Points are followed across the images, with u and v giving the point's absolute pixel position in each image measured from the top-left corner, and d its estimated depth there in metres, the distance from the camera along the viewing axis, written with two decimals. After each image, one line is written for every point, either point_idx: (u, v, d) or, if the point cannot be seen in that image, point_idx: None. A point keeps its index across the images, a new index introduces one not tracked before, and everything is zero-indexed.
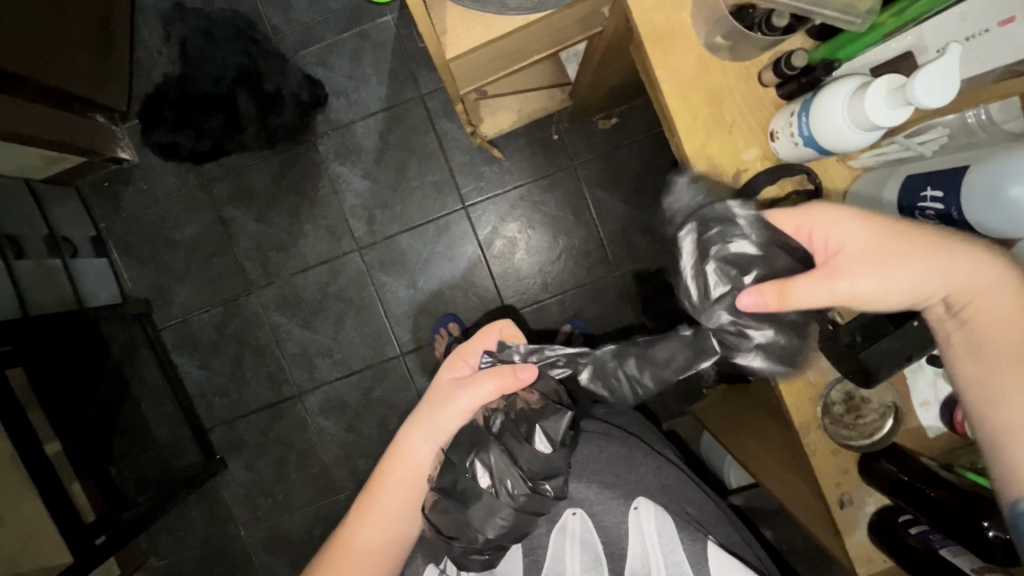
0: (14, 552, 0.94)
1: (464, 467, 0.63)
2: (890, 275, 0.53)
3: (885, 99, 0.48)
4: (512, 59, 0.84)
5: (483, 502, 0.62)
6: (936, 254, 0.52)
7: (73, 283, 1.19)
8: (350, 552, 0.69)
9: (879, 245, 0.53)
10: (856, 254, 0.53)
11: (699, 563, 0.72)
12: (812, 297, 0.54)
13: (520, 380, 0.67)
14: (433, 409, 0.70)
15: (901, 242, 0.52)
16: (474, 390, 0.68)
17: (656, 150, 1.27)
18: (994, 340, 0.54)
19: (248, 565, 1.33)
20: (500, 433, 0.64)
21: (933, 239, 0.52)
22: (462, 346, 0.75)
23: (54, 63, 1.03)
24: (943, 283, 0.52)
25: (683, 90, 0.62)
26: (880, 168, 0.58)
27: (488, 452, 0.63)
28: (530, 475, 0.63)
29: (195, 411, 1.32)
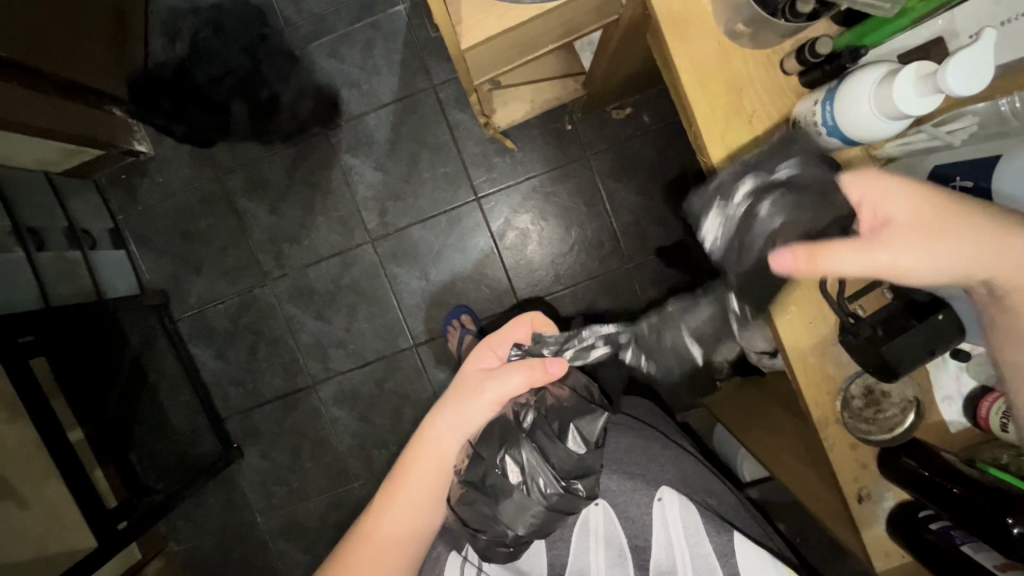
0: (40, 536, 0.97)
1: (495, 464, 0.67)
2: (940, 252, 0.49)
3: (914, 86, 0.47)
4: (527, 48, 0.83)
5: (515, 499, 0.67)
6: (988, 235, 0.48)
7: (93, 275, 1.21)
8: (371, 545, 0.69)
9: (934, 218, 0.49)
10: (906, 225, 0.49)
11: (725, 556, 0.71)
12: (852, 266, 0.49)
13: (550, 373, 0.68)
14: (461, 401, 0.70)
15: (955, 218, 0.48)
16: (506, 383, 0.68)
17: (670, 140, 1.25)
18: None
19: (264, 552, 1.36)
20: (531, 431, 0.69)
21: (987, 219, 0.48)
22: (491, 335, 0.75)
23: (71, 56, 1.04)
24: (991, 263, 0.49)
25: (703, 79, 0.61)
26: (905, 158, 0.57)
27: (522, 450, 0.67)
28: (560, 474, 0.68)
29: (212, 400, 1.34)
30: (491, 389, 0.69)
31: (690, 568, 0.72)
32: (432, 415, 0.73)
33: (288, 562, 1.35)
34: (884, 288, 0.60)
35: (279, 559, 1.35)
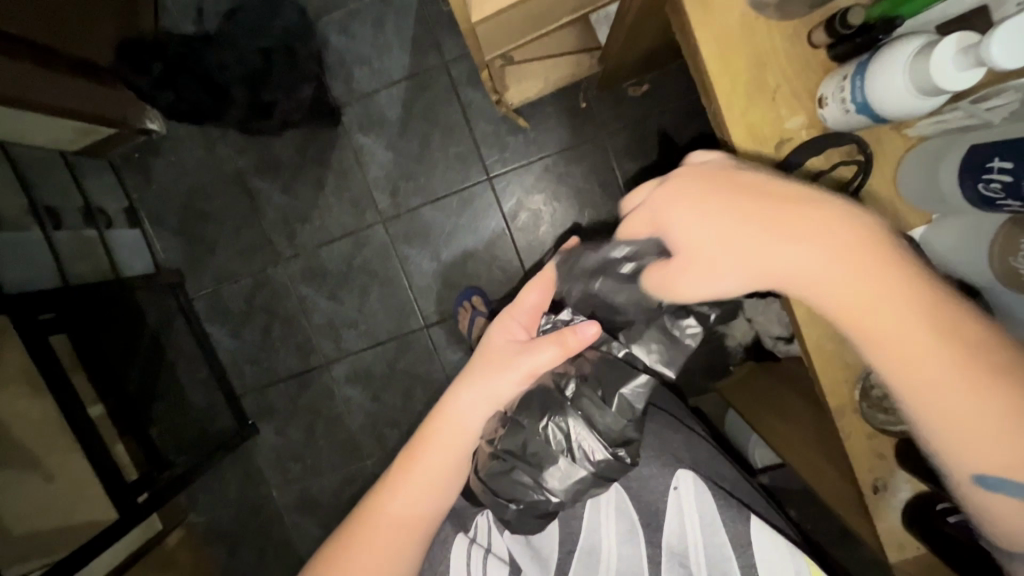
0: (65, 506, 1.01)
1: (534, 431, 0.64)
2: (770, 266, 0.48)
3: (954, 59, 0.43)
4: (540, 21, 0.80)
5: (558, 466, 0.64)
6: (814, 254, 0.47)
7: (109, 254, 1.22)
8: (385, 523, 0.67)
9: (727, 238, 0.49)
10: (716, 235, 0.50)
11: (741, 546, 0.68)
12: (691, 272, 0.51)
13: (582, 340, 0.61)
14: (488, 371, 0.67)
15: (774, 230, 0.48)
16: (536, 354, 0.63)
17: (689, 118, 1.21)
18: (890, 340, 0.46)
19: (280, 525, 1.39)
20: (573, 399, 0.64)
21: (808, 237, 0.47)
22: (513, 302, 0.69)
23: (82, 34, 1.04)
24: (809, 277, 0.48)
25: (725, 52, 0.58)
26: (940, 136, 0.53)
27: (563, 416, 0.64)
28: (608, 443, 0.64)
29: (228, 377, 1.36)
30: (520, 360, 0.64)
31: (704, 557, 0.69)
32: (455, 387, 0.70)
33: (303, 535, 1.39)
34: None
35: (294, 532, 1.39)
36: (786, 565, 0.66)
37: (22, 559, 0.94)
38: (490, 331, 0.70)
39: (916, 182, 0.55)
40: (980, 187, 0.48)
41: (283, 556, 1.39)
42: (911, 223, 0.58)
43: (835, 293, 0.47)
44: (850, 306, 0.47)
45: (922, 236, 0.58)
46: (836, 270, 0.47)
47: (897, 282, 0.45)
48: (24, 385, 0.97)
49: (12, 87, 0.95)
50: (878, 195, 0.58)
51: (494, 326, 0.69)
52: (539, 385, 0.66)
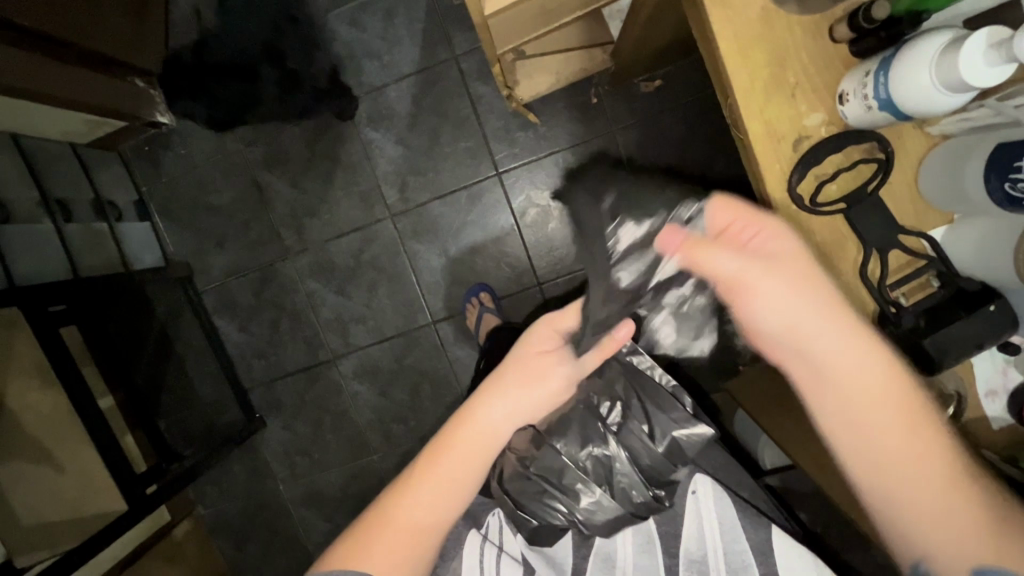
0: (76, 498, 1.02)
1: (573, 458, 0.73)
2: (781, 311, 0.53)
3: (984, 55, 0.42)
4: (553, 15, 0.79)
5: (592, 495, 0.73)
6: (818, 320, 0.53)
7: (120, 246, 1.22)
8: (396, 528, 0.63)
9: (780, 281, 0.52)
10: (761, 272, 0.53)
11: (762, 553, 0.68)
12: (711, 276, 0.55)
13: (620, 339, 0.69)
14: (523, 386, 0.68)
15: (802, 290, 0.52)
16: (579, 360, 0.70)
17: (702, 115, 1.20)
18: (868, 413, 0.53)
19: (287, 519, 1.40)
20: (618, 430, 0.74)
21: (815, 307, 0.52)
22: (552, 313, 0.71)
23: (94, 27, 1.04)
24: (821, 337, 0.53)
25: (743, 47, 0.56)
26: (965, 135, 0.52)
27: (608, 446, 0.73)
28: (647, 482, 0.73)
29: (236, 371, 1.37)
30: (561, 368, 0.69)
31: (722, 563, 0.69)
32: (482, 395, 0.68)
33: (309, 529, 1.39)
34: (930, 276, 0.57)
35: (300, 526, 1.39)
36: (809, 572, 0.66)
37: (31, 548, 0.96)
38: (523, 341, 0.70)
39: (938, 182, 0.54)
40: (1006, 187, 0.48)
41: (290, 550, 1.40)
42: (933, 221, 0.56)
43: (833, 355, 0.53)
44: (854, 378, 0.53)
45: (941, 236, 0.56)
46: (834, 335, 0.53)
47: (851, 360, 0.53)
48: (34, 375, 0.98)
49: (20, 79, 0.95)
50: (899, 194, 0.57)
51: (530, 333, 0.70)
52: (574, 405, 0.74)
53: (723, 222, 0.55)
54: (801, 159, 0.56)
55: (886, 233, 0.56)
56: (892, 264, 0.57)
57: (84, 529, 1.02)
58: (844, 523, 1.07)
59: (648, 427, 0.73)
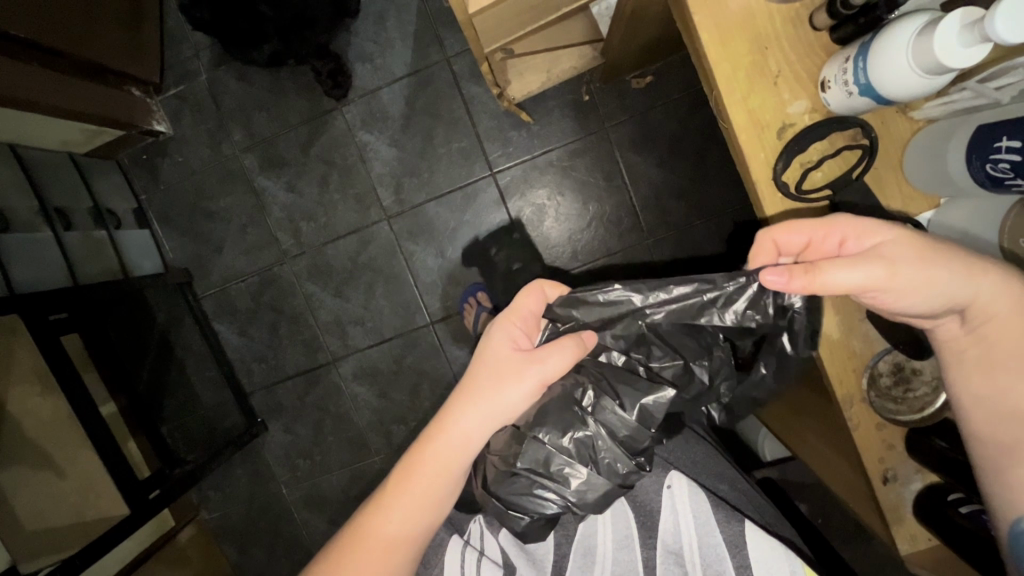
0: (77, 504, 1.02)
1: (557, 446, 0.64)
2: (936, 270, 0.50)
3: (957, 36, 0.42)
4: (538, 13, 0.80)
5: (581, 476, 0.65)
6: (977, 266, 0.50)
7: (119, 253, 1.23)
8: (371, 545, 0.61)
9: (925, 246, 0.50)
10: (913, 246, 0.50)
11: (736, 545, 0.68)
12: (847, 281, 0.50)
13: (587, 345, 0.62)
14: (495, 385, 0.61)
15: (944, 250, 0.50)
16: (550, 362, 0.60)
17: (694, 109, 1.20)
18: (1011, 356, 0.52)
19: (290, 522, 1.40)
20: (594, 411, 0.64)
21: (964, 258, 0.50)
22: (508, 308, 0.64)
23: (88, 37, 1.05)
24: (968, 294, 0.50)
25: (724, 36, 0.57)
26: (947, 118, 0.52)
27: (587, 428, 0.64)
28: (628, 454, 0.65)
29: (237, 376, 1.38)
30: (529, 372, 0.61)
31: (698, 555, 0.69)
32: (455, 398, 0.63)
33: (313, 531, 1.40)
34: None
35: (304, 529, 1.40)
36: (781, 565, 0.66)
37: (32, 556, 0.96)
38: (489, 334, 0.63)
39: (923, 166, 0.54)
40: (988, 168, 0.47)
41: (294, 554, 1.40)
42: (919, 207, 0.57)
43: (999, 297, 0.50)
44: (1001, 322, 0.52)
45: (928, 222, 0.57)
46: (1004, 280, 0.50)
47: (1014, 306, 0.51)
48: (34, 383, 0.98)
49: (18, 90, 0.96)
50: (884, 179, 0.57)
51: (489, 336, 0.63)
52: (548, 395, 0.65)
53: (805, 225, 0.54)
54: (785, 147, 0.57)
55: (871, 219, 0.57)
56: None
57: (86, 534, 1.02)
58: (845, 514, 1.06)
59: (620, 400, 0.64)
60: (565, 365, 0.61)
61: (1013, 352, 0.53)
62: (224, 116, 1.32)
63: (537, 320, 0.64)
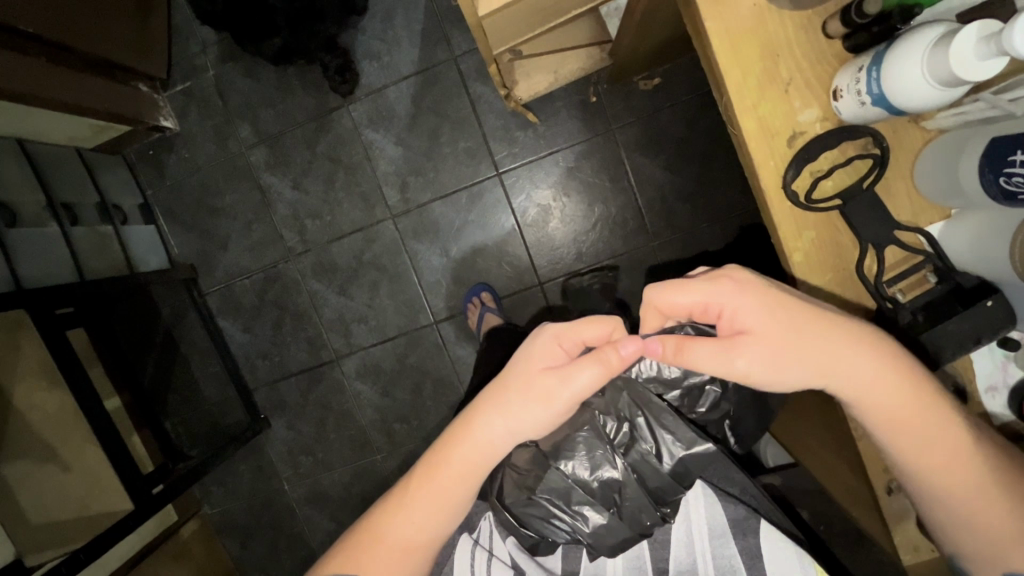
0: (81, 498, 1.03)
1: (581, 481, 0.70)
2: (794, 356, 0.54)
3: (975, 48, 0.42)
4: (548, 14, 0.80)
5: (601, 517, 0.71)
6: (836, 356, 0.54)
7: (124, 249, 1.24)
8: (387, 543, 0.62)
9: (787, 332, 0.54)
10: (775, 332, 0.54)
11: (751, 557, 0.68)
12: (706, 364, 0.56)
13: (625, 360, 0.58)
14: (521, 397, 0.61)
15: (807, 337, 0.54)
16: (581, 382, 0.60)
17: (702, 112, 1.20)
18: (893, 427, 0.55)
19: (292, 518, 1.41)
20: (625, 451, 0.70)
21: (824, 346, 0.54)
22: (563, 324, 0.62)
23: (95, 31, 1.04)
24: (826, 378, 0.55)
25: (735, 43, 0.56)
26: (959, 129, 0.52)
27: (614, 467, 0.70)
28: (655, 503, 0.70)
29: (241, 372, 1.38)
30: (560, 389, 0.60)
31: (711, 566, 0.69)
32: (478, 405, 0.63)
33: (314, 528, 1.40)
34: (928, 270, 0.57)
35: (305, 525, 1.40)
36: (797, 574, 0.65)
37: (34, 549, 0.97)
38: (525, 345, 0.63)
39: (934, 177, 0.54)
40: (1001, 182, 0.47)
41: (295, 549, 1.41)
42: (929, 218, 0.57)
43: (858, 384, 0.54)
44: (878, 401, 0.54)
45: (939, 232, 0.56)
46: (867, 367, 0.53)
47: (885, 385, 0.53)
48: (42, 377, 0.99)
49: (24, 84, 0.96)
50: (894, 189, 0.57)
51: (530, 347, 0.62)
52: (581, 427, 0.70)
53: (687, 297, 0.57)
54: (795, 156, 0.56)
55: (881, 229, 0.56)
56: (889, 260, 0.58)
57: (90, 528, 1.03)
58: (848, 522, 1.06)
59: (654, 447, 0.69)
60: (592, 384, 0.60)
61: (899, 429, 0.55)
62: (230, 112, 1.32)
63: (585, 343, 0.62)
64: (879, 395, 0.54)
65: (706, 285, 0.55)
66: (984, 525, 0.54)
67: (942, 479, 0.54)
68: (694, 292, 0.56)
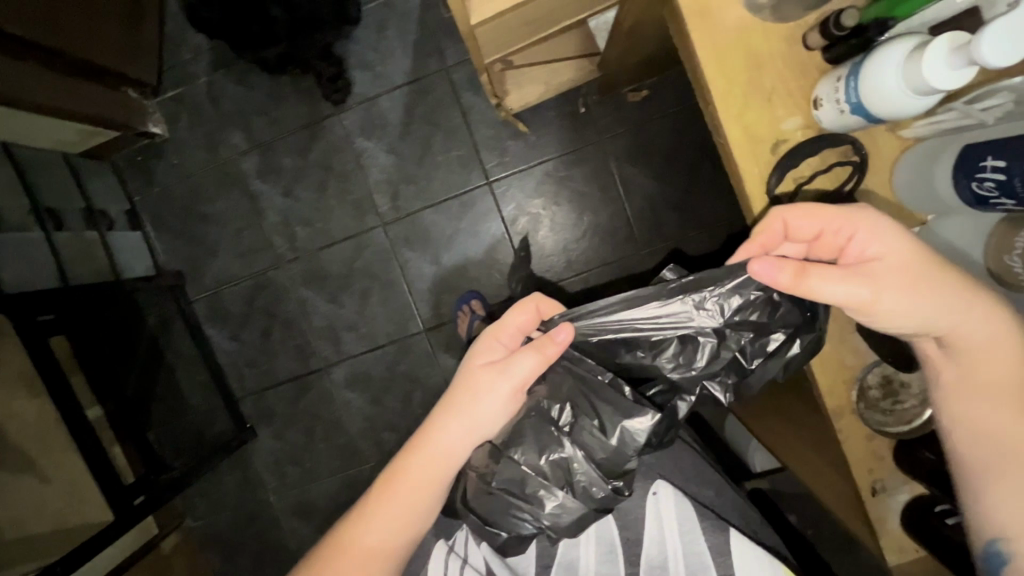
0: (61, 508, 1.01)
1: (533, 466, 0.62)
2: (918, 296, 0.53)
3: (945, 59, 0.44)
4: (538, 27, 0.82)
5: (557, 500, 0.63)
6: (961, 297, 0.53)
7: (110, 255, 1.22)
8: (353, 556, 0.62)
9: (915, 267, 0.53)
10: (906, 266, 0.53)
11: (721, 554, 0.70)
12: (829, 293, 0.53)
13: (560, 345, 0.60)
14: (469, 395, 0.63)
15: (936, 276, 0.53)
16: (520, 370, 0.61)
17: (689, 124, 1.22)
18: (987, 386, 0.56)
19: (277, 530, 1.38)
20: (570, 431, 0.62)
21: (956, 289, 0.53)
22: (495, 322, 0.64)
23: (86, 37, 1.04)
24: (943, 323, 0.54)
25: (721, 54, 0.58)
26: (934, 138, 0.54)
27: (563, 449, 0.62)
28: (605, 476, 0.62)
29: (227, 380, 1.36)
30: (502, 378, 0.62)
31: (683, 565, 0.70)
32: (439, 409, 0.64)
33: (300, 540, 1.38)
34: None
35: (291, 537, 1.38)
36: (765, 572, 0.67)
37: (9, 564, 0.94)
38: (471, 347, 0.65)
39: (912, 184, 0.56)
40: (973, 186, 0.48)
41: (280, 563, 1.38)
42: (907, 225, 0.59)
43: (971, 329, 0.54)
44: (984, 349, 0.55)
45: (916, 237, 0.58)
46: (983, 316, 0.54)
47: (997, 334, 0.55)
48: (21, 385, 0.97)
49: (13, 89, 0.96)
50: (874, 196, 0.59)
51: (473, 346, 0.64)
52: (526, 411, 0.63)
53: (817, 229, 0.55)
54: (778, 162, 0.58)
55: None
56: None
57: (70, 540, 1.00)
58: (837, 527, 1.07)
59: (599, 421, 0.61)
60: (534, 370, 0.61)
61: (991, 381, 0.56)
62: (221, 119, 1.32)
63: (522, 332, 0.64)
64: (983, 343, 0.55)
65: (843, 207, 0.54)
66: None
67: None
68: (832, 212, 0.54)
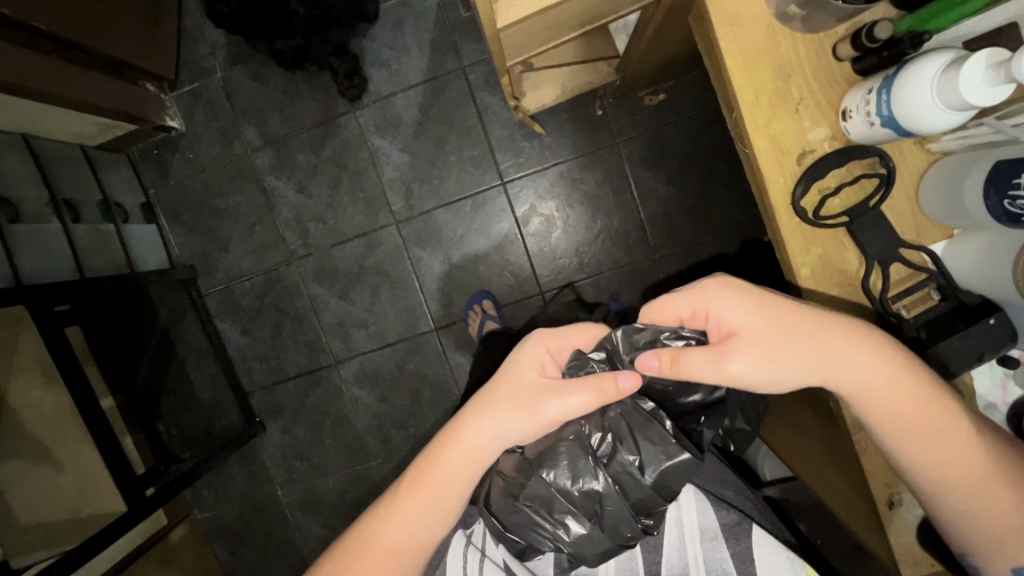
0: (74, 497, 1.01)
1: (564, 491, 0.67)
2: (783, 356, 0.55)
3: (983, 75, 0.44)
4: (561, 31, 0.81)
5: (582, 528, 0.69)
6: (834, 350, 0.55)
7: (125, 248, 1.23)
8: (376, 551, 0.63)
9: (768, 329, 0.55)
10: (767, 329, 0.55)
11: (743, 562, 0.70)
12: (702, 373, 0.56)
13: (622, 391, 0.58)
14: (505, 403, 0.62)
15: (798, 334, 0.55)
16: (574, 399, 0.59)
17: (705, 128, 1.22)
18: (892, 430, 0.56)
19: (283, 524, 1.39)
20: (608, 462, 0.66)
21: (826, 339, 0.55)
22: (552, 329, 0.64)
23: (107, 30, 1.05)
24: (822, 375, 0.56)
25: (749, 63, 0.58)
26: (964, 152, 0.53)
27: (597, 479, 0.67)
28: (635, 515, 0.68)
29: (238, 374, 1.37)
30: (551, 401, 0.60)
31: (703, 566, 0.71)
32: (470, 409, 0.63)
33: (306, 535, 1.39)
34: (931, 288, 0.59)
35: (297, 532, 1.39)
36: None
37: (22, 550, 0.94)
38: (515, 353, 0.64)
39: (938, 198, 0.55)
40: (1005, 204, 0.48)
41: (285, 556, 1.39)
42: (932, 237, 0.58)
43: (853, 374, 0.55)
44: (878, 395, 0.55)
45: (942, 251, 0.58)
46: (864, 360, 0.55)
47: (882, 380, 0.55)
48: (38, 374, 0.98)
49: (36, 82, 0.97)
50: (899, 209, 0.58)
51: (520, 352, 0.63)
52: (563, 436, 0.67)
53: (677, 315, 0.59)
54: (804, 173, 0.58)
55: (887, 246, 0.58)
56: (894, 276, 0.59)
57: (82, 529, 1.01)
58: (845, 536, 1.07)
59: (638, 458, 0.65)
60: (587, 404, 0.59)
61: (899, 425, 0.56)
62: (237, 115, 1.33)
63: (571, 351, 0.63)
64: (878, 384, 0.55)
65: (690, 291, 0.58)
66: (990, 518, 0.56)
67: (946, 476, 0.56)
68: (685, 299, 0.58)
